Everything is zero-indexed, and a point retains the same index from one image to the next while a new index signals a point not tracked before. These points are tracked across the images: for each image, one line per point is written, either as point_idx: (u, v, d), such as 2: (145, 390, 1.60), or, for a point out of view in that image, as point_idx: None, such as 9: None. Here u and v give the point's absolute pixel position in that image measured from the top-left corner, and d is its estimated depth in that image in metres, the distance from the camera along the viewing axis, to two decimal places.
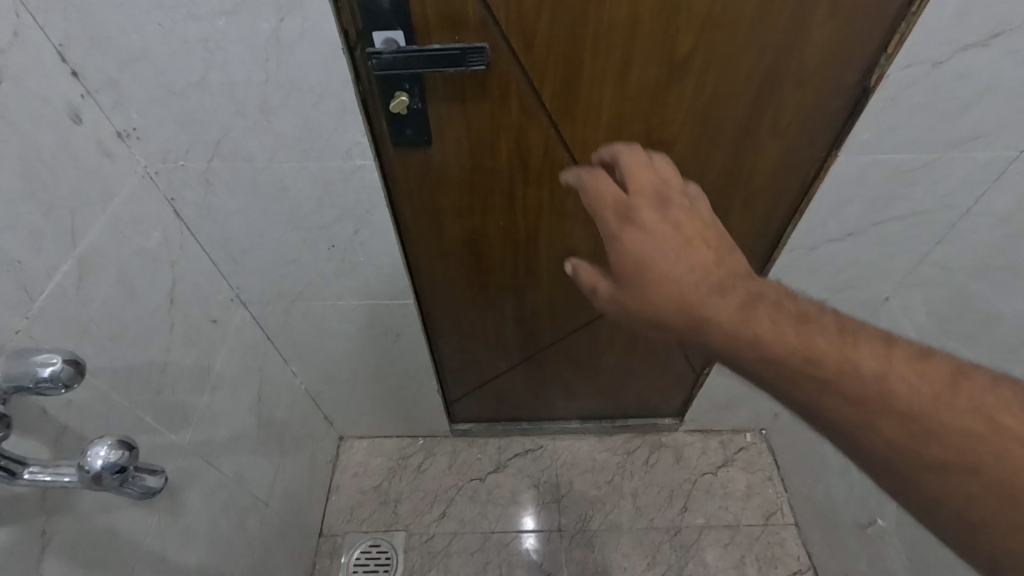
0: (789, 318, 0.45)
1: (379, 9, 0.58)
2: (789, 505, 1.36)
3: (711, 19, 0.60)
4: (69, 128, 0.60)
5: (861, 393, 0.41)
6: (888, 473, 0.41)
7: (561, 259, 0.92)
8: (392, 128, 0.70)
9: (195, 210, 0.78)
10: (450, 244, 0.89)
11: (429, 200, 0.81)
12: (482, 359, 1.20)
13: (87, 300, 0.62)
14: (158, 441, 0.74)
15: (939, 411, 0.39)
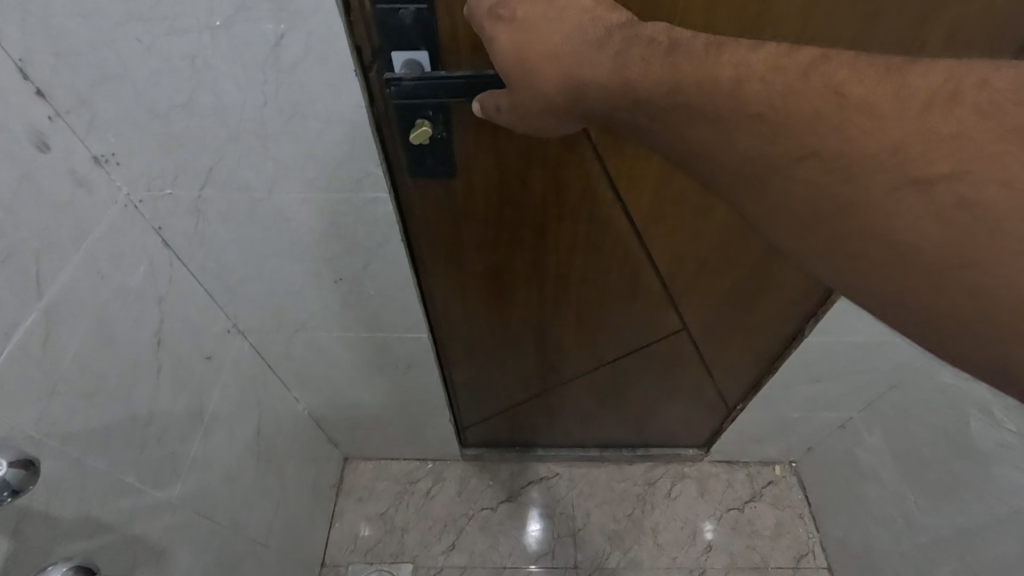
0: (655, 48, 0.41)
1: (400, 24, 0.49)
2: (822, 548, 1.27)
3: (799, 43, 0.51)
4: (32, 158, 0.51)
5: (716, 109, 0.39)
6: (755, 190, 0.41)
7: (594, 294, 0.83)
8: (411, 157, 0.61)
9: (185, 240, 0.69)
10: (470, 278, 0.80)
11: (450, 234, 0.72)
12: (499, 389, 1.11)
13: (56, 357, 0.54)
14: (141, 501, 0.66)
15: (795, 101, 0.36)
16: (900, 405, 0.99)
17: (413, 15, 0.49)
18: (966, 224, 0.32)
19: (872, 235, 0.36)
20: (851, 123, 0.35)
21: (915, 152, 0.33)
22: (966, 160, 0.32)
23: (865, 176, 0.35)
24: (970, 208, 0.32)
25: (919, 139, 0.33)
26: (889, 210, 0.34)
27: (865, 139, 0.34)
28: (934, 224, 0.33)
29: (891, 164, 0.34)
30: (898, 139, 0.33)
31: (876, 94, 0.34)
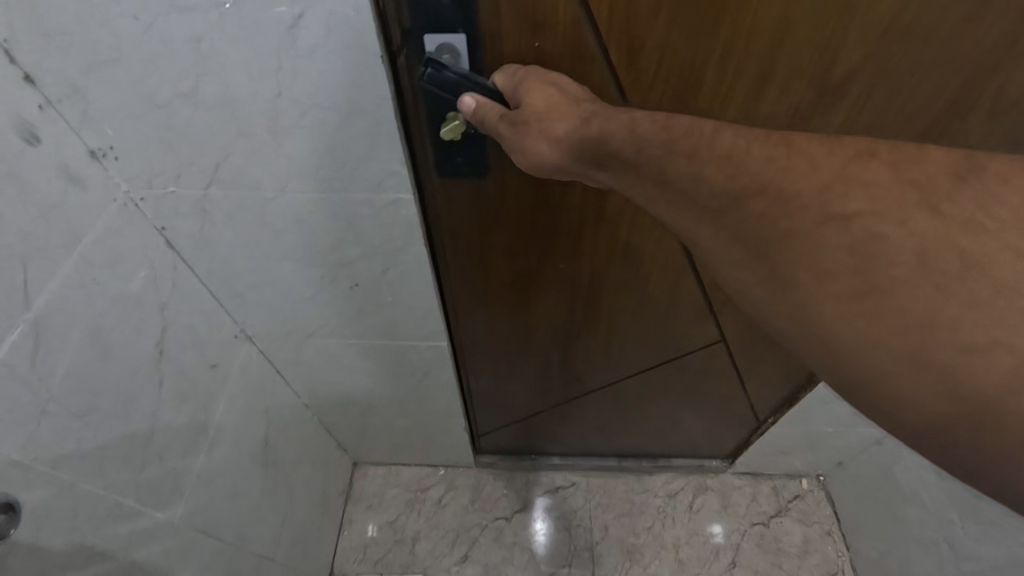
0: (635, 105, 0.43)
1: (436, 3, 0.44)
2: (852, 567, 1.22)
3: (895, 28, 0.45)
4: (17, 152, 0.45)
5: (655, 142, 0.38)
6: (682, 212, 0.38)
7: (629, 306, 0.78)
8: (440, 155, 0.55)
9: (190, 242, 0.63)
10: (496, 286, 0.75)
11: (477, 240, 0.66)
12: (518, 398, 1.06)
13: (46, 373, 0.49)
14: (141, 525, 0.61)
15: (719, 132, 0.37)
16: None
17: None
18: (875, 251, 0.29)
19: (791, 255, 0.32)
20: (774, 160, 0.34)
21: (837, 190, 0.31)
22: (879, 200, 0.30)
23: (792, 202, 0.32)
24: (878, 237, 0.29)
25: (843, 178, 0.31)
26: (811, 241, 0.31)
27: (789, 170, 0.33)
28: (847, 254, 0.30)
29: (813, 194, 0.32)
30: (822, 178, 0.32)
31: (807, 142, 0.34)
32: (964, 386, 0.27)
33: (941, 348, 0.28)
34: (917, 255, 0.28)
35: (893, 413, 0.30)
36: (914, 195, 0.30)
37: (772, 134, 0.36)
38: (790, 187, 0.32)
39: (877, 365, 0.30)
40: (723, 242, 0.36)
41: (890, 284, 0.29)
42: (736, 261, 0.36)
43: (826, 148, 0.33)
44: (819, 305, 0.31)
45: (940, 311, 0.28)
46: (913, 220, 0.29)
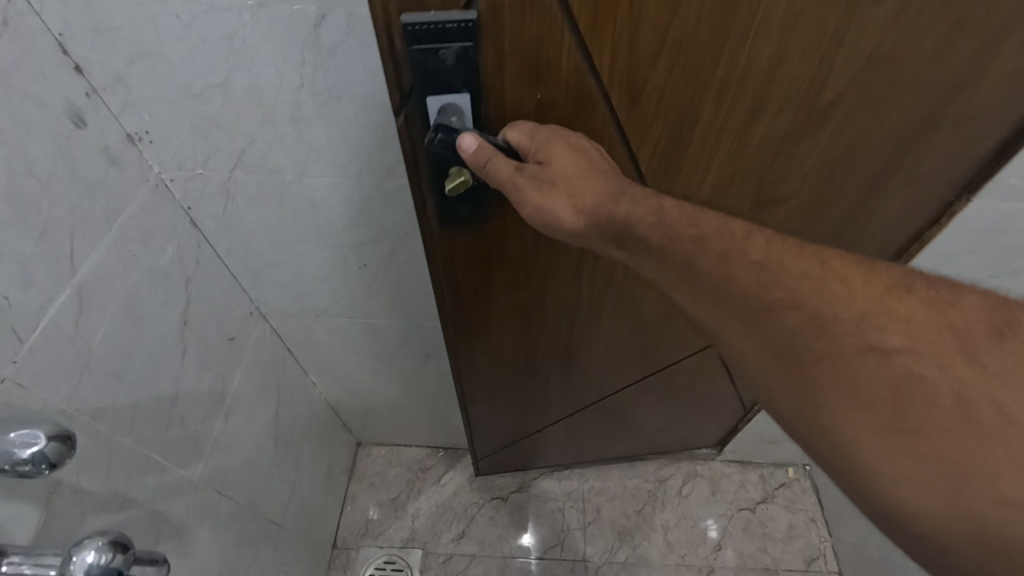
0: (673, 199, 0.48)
1: (440, 66, 0.43)
2: (833, 552, 1.27)
3: (876, 56, 0.46)
4: (68, 134, 0.51)
5: (689, 239, 0.44)
6: (717, 310, 0.42)
7: (625, 321, 0.82)
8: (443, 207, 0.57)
9: (213, 221, 0.69)
10: (495, 312, 0.77)
11: (482, 275, 0.70)
12: (522, 416, 1.09)
13: (89, 333, 0.54)
14: (166, 480, 0.67)
15: (756, 244, 0.42)
16: None
17: (456, 56, 0.43)
18: (911, 390, 0.33)
19: (825, 374, 0.36)
20: (811, 278, 0.38)
21: (874, 323, 0.35)
22: (917, 337, 0.34)
23: (829, 325, 0.36)
24: (917, 377, 0.33)
25: (878, 310, 0.35)
26: (847, 365, 0.35)
27: (825, 294, 0.37)
28: (884, 383, 0.33)
29: (851, 322, 0.35)
30: (860, 309, 0.36)
31: (843, 266, 0.38)
32: (991, 529, 0.29)
33: (975, 495, 0.30)
34: (955, 400, 0.32)
35: (925, 546, 0.32)
36: (950, 340, 0.33)
37: (806, 249, 0.41)
38: (828, 309, 0.37)
39: (905, 497, 0.32)
40: (756, 344, 0.40)
41: (926, 423, 0.32)
42: (767, 367, 0.39)
43: (865, 275, 0.37)
44: (852, 428, 0.34)
45: (980, 460, 0.30)
46: (951, 366, 0.32)
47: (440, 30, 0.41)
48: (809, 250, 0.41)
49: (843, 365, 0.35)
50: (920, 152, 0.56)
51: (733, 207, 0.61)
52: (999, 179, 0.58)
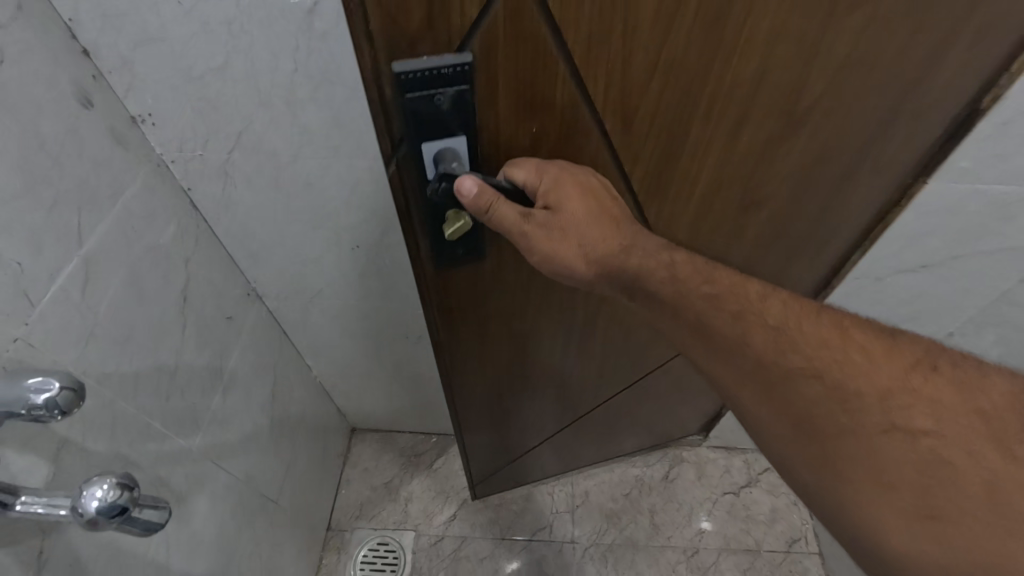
0: (699, 262, 0.55)
1: (435, 111, 0.46)
2: (814, 533, 1.31)
3: (848, 64, 0.49)
4: (76, 114, 0.54)
5: (712, 303, 0.52)
6: (740, 377, 0.49)
7: (617, 332, 0.86)
8: (440, 245, 0.59)
9: (212, 202, 0.72)
10: (492, 334, 0.78)
11: (478, 307, 0.72)
12: (522, 433, 1.11)
13: (94, 301, 0.57)
14: (166, 448, 0.70)
15: (775, 312, 0.49)
16: None
17: (451, 98, 0.45)
18: (938, 472, 0.39)
19: (852, 448, 0.42)
20: (830, 349, 0.45)
21: (901, 401, 0.41)
22: (941, 418, 0.40)
23: (854, 399, 0.43)
24: (943, 459, 0.39)
25: (901, 390, 0.42)
26: (875, 444, 0.41)
27: (846, 368, 0.44)
28: (912, 465, 0.40)
29: (878, 402, 0.42)
30: (883, 387, 0.42)
31: (864, 339, 0.45)
32: None
33: None
34: (983, 487, 0.37)
35: None
36: (977, 427, 0.39)
37: (822, 317, 0.48)
38: (847, 381, 0.43)
39: (932, 566, 0.38)
40: (782, 415, 0.47)
41: (955, 507, 0.38)
42: (791, 434, 0.46)
43: (886, 354, 0.44)
44: (882, 505, 0.40)
45: (1010, 550, 0.35)
46: (977, 451, 0.39)
47: (435, 75, 0.43)
48: (824, 317, 0.48)
49: (866, 437, 0.42)
50: (885, 145, 0.59)
51: (720, 213, 0.64)
52: (951, 163, 0.62)
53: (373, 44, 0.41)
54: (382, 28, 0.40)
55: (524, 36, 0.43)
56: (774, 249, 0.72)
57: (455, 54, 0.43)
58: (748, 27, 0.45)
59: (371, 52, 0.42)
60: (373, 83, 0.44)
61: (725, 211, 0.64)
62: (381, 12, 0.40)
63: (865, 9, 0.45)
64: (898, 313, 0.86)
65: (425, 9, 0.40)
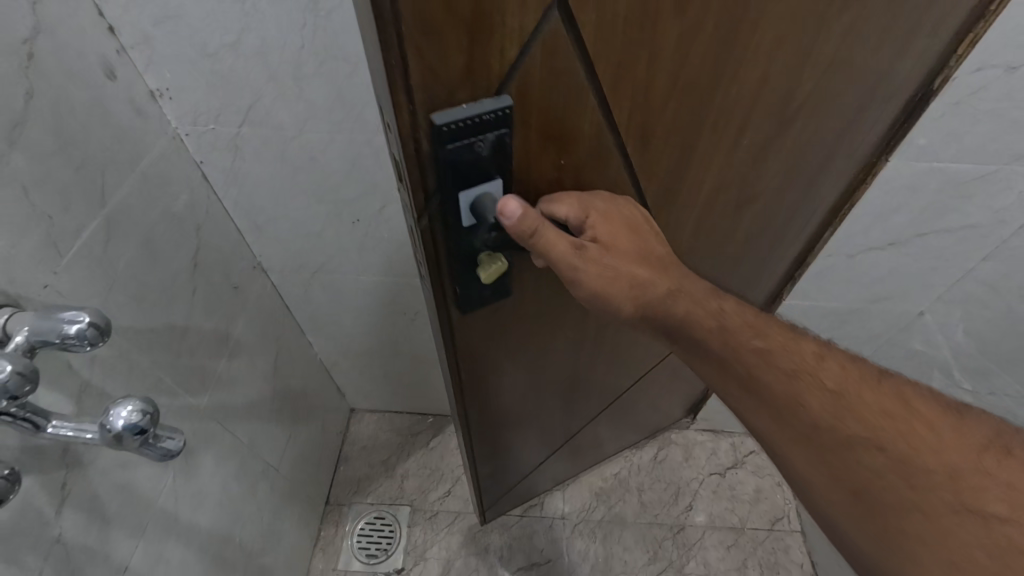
0: (747, 311, 0.55)
1: (475, 158, 0.41)
2: (797, 512, 1.35)
3: (836, 60, 0.50)
4: (101, 84, 0.59)
5: (761, 355, 0.50)
6: (791, 434, 0.48)
7: (621, 345, 0.86)
8: (469, 293, 0.53)
9: (222, 175, 0.77)
10: (508, 367, 0.73)
11: (492, 351, 0.66)
12: (530, 454, 1.08)
13: (113, 258, 0.62)
14: (176, 403, 0.75)
15: (827, 370, 0.48)
16: None
17: (491, 144, 0.41)
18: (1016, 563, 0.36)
19: (915, 526, 0.40)
20: (895, 420, 0.43)
21: (971, 484, 0.39)
22: (1017, 506, 0.38)
23: (916, 473, 0.41)
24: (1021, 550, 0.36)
25: (972, 470, 0.40)
26: (940, 524, 0.39)
27: (909, 437, 0.42)
28: (982, 548, 0.37)
29: (945, 481, 0.40)
30: (948, 465, 0.40)
31: (929, 413, 0.43)
32: None
33: None
34: None
35: None
36: None
37: (883, 383, 0.46)
38: (913, 454, 0.42)
39: None
40: (835, 478, 0.46)
41: None
42: (847, 500, 0.45)
43: (956, 433, 0.42)
44: None
45: None
46: None
47: (477, 123, 0.39)
48: (885, 384, 0.46)
49: (933, 517, 0.40)
50: (857, 129, 0.63)
51: (719, 215, 0.64)
52: (909, 142, 0.66)
53: (412, 98, 0.36)
54: (422, 80, 0.35)
55: (559, 69, 0.39)
56: (761, 241, 0.74)
57: (495, 99, 0.39)
58: (750, 38, 0.44)
59: (409, 108, 0.36)
60: (406, 136, 0.38)
61: (723, 213, 0.64)
62: (421, 64, 0.34)
63: (852, 8, 0.46)
64: (871, 291, 0.90)
65: (466, 54, 0.35)
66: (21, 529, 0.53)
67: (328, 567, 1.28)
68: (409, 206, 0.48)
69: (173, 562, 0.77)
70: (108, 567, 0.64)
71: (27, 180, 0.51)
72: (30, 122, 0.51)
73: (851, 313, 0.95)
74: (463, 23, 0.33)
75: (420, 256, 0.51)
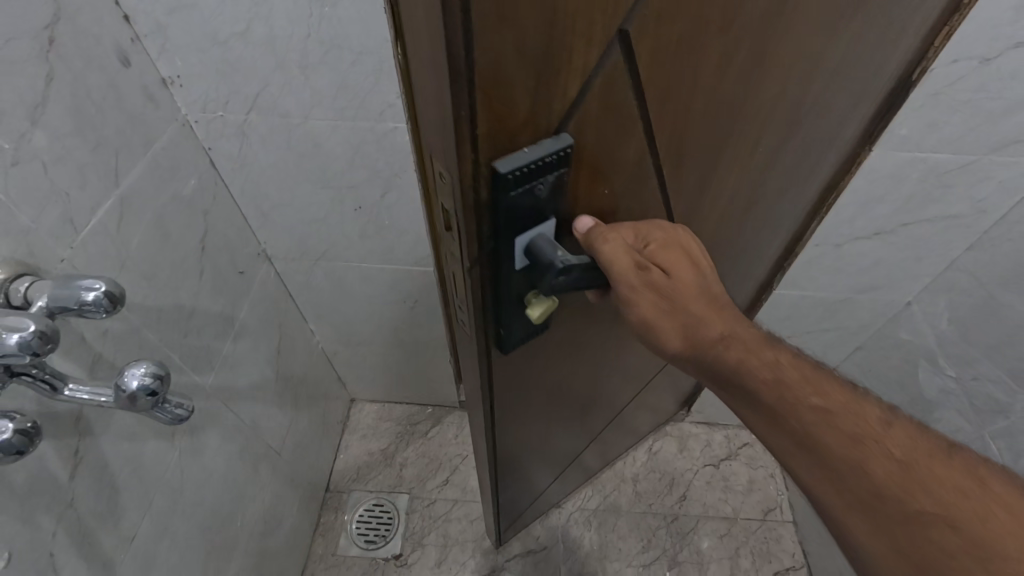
0: (799, 361, 0.49)
1: (532, 200, 0.38)
2: (789, 503, 1.37)
3: (837, 67, 0.53)
4: (116, 70, 0.62)
5: (819, 412, 0.45)
6: (847, 500, 0.42)
7: (632, 360, 0.84)
8: (515, 335, 0.48)
9: (229, 161, 0.79)
10: (535, 397, 0.67)
11: (515, 391, 0.61)
12: (541, 476, 1.03)
13: (126, 237, 0.65)
14: (182, 379, 0.78)
15: (892, 437, 0.43)
16: (865, 364, 1.07)
17: (549, 185, 0.38)
18: None
19: None
20: (970, 499, 0.39)
21: None
22: None
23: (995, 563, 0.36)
24: None
25: None
26: None
27: (986, 520, 0.38)
28: None
29: None
30: None
31: (1007, 495, 0.39)
32: None
33: None
34: None
35: None
36: None
37: (952, 459, 0.41)
38: (989, 536, 0.37)
39: None
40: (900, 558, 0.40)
41: None
42: None
43: None
44: None
45: None
46: None
47: (539, 166, 0.36)
48: (955, 459, 0.41)
49: None
50: (847, 122, 0.65)
51: (729, 223, 0.65)
52: (891, 132, 0.69)
53: (478, 150, 0.32)
54: (489, 131, 0.32)
55: (614, 102, 0.38)
56: (760, 237, 0.75)
57: (553, 138, 0.36)
58: (777, 47, 0.44)
59: (474, 161, 0.32)
60: (465, 185, 0.34)
61: (732, 220, 0.64)
62: (489, 115, 0.31)
63: (856, 15, 0.48)
64: (859, 281, 0.92)
65: (532, 98, 0.33)
66: (36, 491, 0.55)
67: (328, 552, 1.30)
68: (450, 253, 0.43)
69: (177, 535, 0.79)
70: (117, 535, 0.67)
71: (46, 158, 0.54)
72: (51, 103, 0.54)
73: (839, 302, 0.98)
74: (532, 66, 0.31)
75: (461, 304, 0.46)
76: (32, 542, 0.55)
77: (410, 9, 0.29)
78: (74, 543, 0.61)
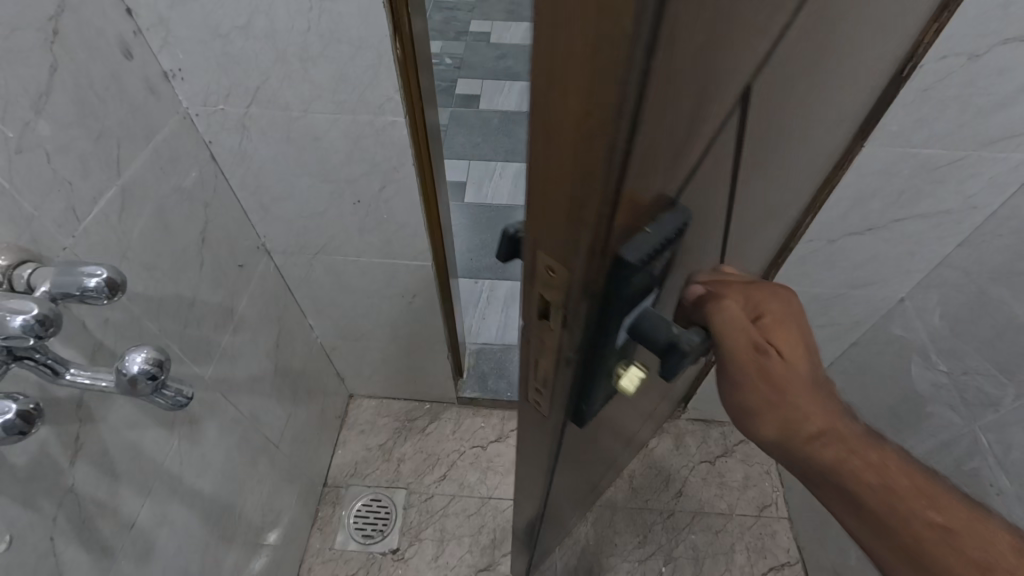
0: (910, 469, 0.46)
1: (645, 278, 0.34)
2: (784, 500, 1.38)
3: (851, 70, 0.54)
4: (119, 62, 0.63)
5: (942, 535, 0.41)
6: None
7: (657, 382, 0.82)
8: (595, 401, 0.45)
9: (230, 155, 0.80)
10: (586, 443, 0.63)
11: (574, 445, 0.57)
12: (566, 512, 0.98)
13: (127, 227, 0.66)
14: (181, 369, 0.79)
15: None
16: (859, 359, 1.08)
17: (661, 259, 0.35)
18: None
19: None
20: None
21: None
22: None
23: None
24: None
25: None
26: None
27: None
28: None
29: None
30: None
31: None
32: None
33: None
34: None
35: None
36: None
37: None
38: None
39: None
40: None
41: None
42: None
43: None
44: None
45: None
46: None
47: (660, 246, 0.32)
48: None
49: None
50: (844, 118, 0.65)
51: (750, 228, 0.65)
52: (883, 128, 0.70)
53: (610, 243, 0.28)
54: (623, 222, 0.27)
55: (710, 152, 0.35)
56: (763, 237, 0.75)
57: (669, 212, 0.32)
58: (820, 60, 0.44)
59: (604, 252, 0.28)
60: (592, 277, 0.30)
61: (752, 226, 0.65)
62: (628, 205, 0.27)
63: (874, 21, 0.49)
64: (852, 276, 0.93)
65: (662, 176, 0.29)
66: (36, 476, 0.56)
67: (325, 546, 1.31)
68: (531, 329, 0.38)
69: (176, 524, 0.80)
70: (117, 521, 0.68)
71: (49, 147, 0.55)
72: (55, 93, 0.55)
73: (833, 298, 0.99)
74: (670, 142, 0.27)
75: (542, 379, 0.41)
76: (32, 525, 0.56)
77: (541, 76, 0.24)
78: (74, 528, 0.62)
